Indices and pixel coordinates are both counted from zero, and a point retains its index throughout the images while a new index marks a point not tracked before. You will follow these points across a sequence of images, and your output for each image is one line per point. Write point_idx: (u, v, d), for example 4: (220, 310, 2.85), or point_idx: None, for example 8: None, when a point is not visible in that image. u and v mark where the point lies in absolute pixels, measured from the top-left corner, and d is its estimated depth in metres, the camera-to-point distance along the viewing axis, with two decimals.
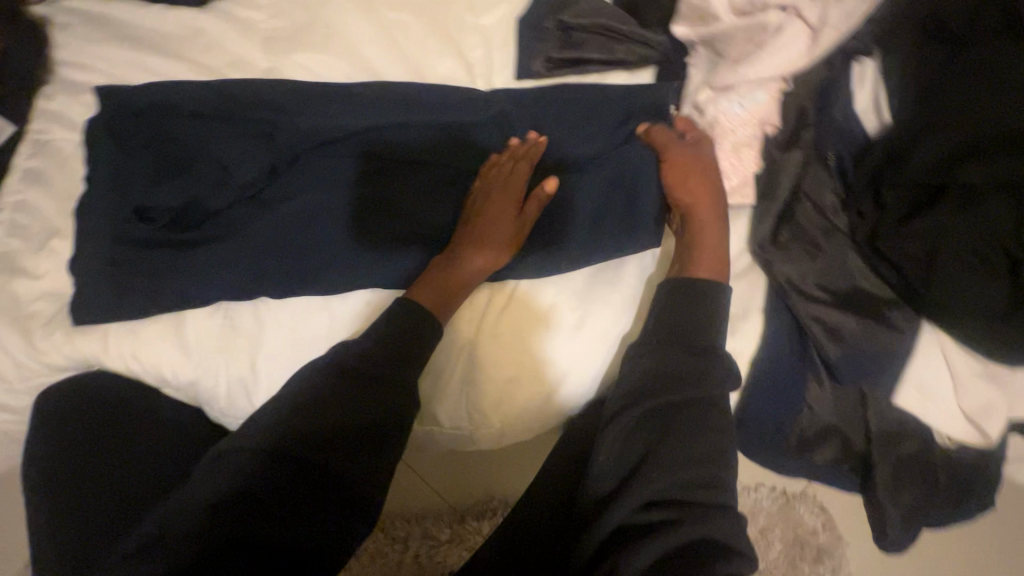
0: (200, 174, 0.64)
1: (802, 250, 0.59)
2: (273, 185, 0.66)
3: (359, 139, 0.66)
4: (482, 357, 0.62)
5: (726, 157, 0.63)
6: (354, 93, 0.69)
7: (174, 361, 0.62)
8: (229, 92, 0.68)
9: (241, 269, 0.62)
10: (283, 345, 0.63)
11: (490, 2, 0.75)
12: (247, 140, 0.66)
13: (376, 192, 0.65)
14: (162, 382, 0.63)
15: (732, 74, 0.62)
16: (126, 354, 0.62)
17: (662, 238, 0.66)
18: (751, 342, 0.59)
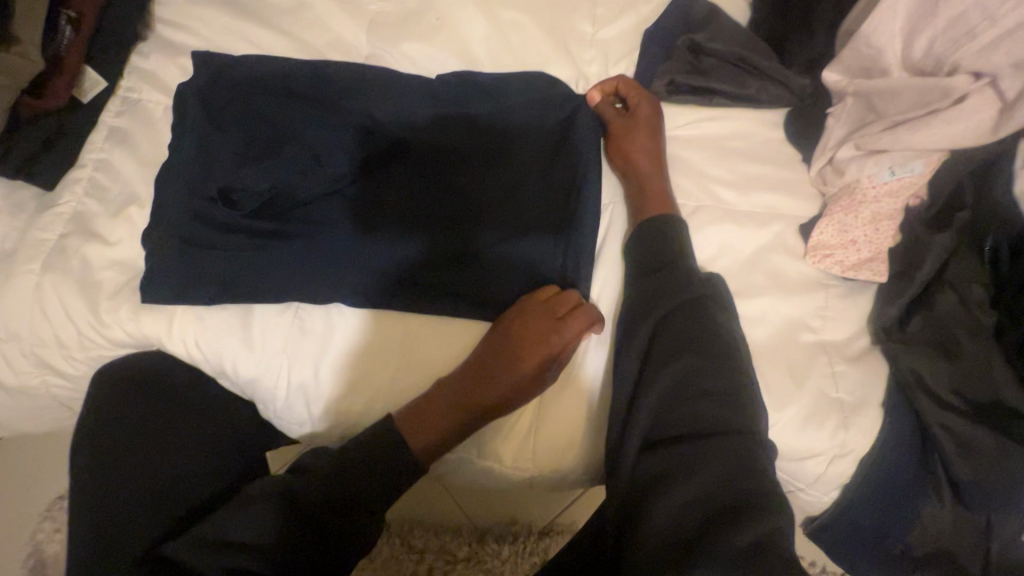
0: (282, 162, 0.60)
1: (930, 347, 0.53)
2: (350, 186, 0.62)
3: (442, 148, 0.62)
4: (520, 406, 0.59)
5: (863, 228, 0.57)
6: (442, 98, 0.64)
7: (234, 357, 0.58)
8: (320, 77, 0.65)
9: (317, 273, 0.58)
10: (352, 357, 0.58)
11: (614, 14, 0.69)
12: (334, 131, 0.62)
13: (455, 209, 0.60)
14: (218, 373, 0.60)
15: (886, 136, 0.53)
16: (187, 339, 0.58)
17: (781, 304, 0.58)
18: (866, 438, 0.52)
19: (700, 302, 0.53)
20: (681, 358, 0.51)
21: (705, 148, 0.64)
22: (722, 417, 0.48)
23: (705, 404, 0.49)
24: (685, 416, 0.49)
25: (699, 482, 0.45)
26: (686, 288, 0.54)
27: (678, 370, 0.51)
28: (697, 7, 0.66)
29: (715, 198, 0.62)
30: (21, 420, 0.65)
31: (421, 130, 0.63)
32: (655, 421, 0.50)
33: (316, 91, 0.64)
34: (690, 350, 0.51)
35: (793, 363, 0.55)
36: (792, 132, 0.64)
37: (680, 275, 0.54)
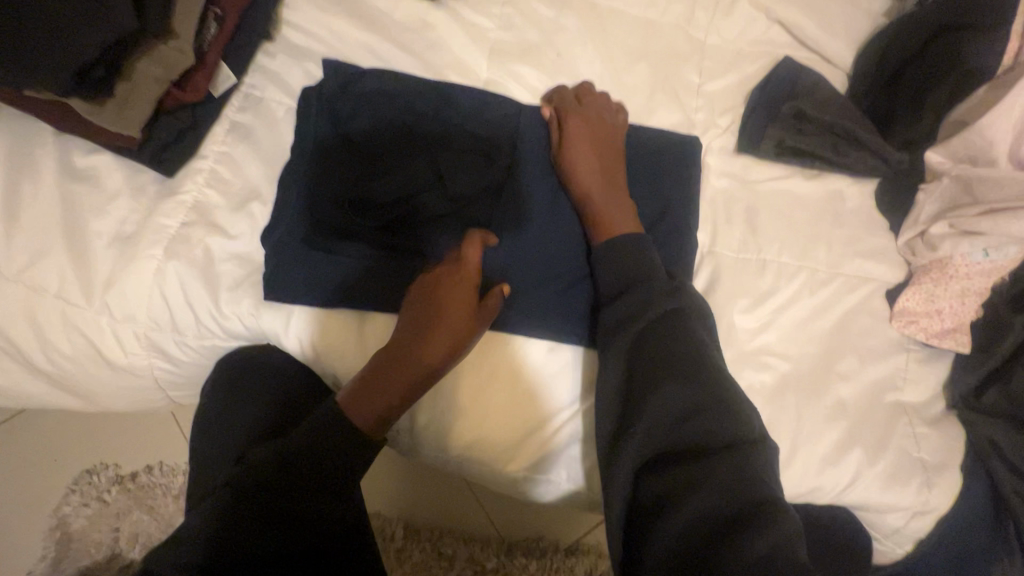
0: (401, 181, 0.63)
1: (1008, 419, 0.58)
2: (455, 208, 0.63)
3: (542, 181, 0.65)
4: (534, 420, 0.62)
5: (950, 299, 0.60)
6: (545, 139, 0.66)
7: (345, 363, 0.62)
8: (440, 98, 0.67)
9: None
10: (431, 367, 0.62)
11: (722, 69, 0.73)
12: (450, 156, 0.64)
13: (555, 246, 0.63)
14: (326, 372, 0.64)
15: (985, 221, 0.57)
16: (303, 338, 0.62)
17: (866, 362, 0.61)
18: (946, 498, 0.56)
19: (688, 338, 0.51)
20: (669, 382, 0.49)
21: (801, 207, 0.68)
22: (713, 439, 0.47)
23: (704, 420, 0.48)
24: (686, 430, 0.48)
25: (701, 491, 0.45)
26: (651, 302, 0.53)
27: (665, 398, 0.49)
28: (802, 77, 0.70)
29: (809, 256, 0.65)
30: (116, 396, 0.67)
31: (528, 164, 0.65)
32: (664, 436, 0.48)
33: (436, 113, 0.66)
34: (673, 375, 0.49)
35: (879, 421, 0.59)
36: (883, 203, 0.68)
37: (649, 295, 0.53)
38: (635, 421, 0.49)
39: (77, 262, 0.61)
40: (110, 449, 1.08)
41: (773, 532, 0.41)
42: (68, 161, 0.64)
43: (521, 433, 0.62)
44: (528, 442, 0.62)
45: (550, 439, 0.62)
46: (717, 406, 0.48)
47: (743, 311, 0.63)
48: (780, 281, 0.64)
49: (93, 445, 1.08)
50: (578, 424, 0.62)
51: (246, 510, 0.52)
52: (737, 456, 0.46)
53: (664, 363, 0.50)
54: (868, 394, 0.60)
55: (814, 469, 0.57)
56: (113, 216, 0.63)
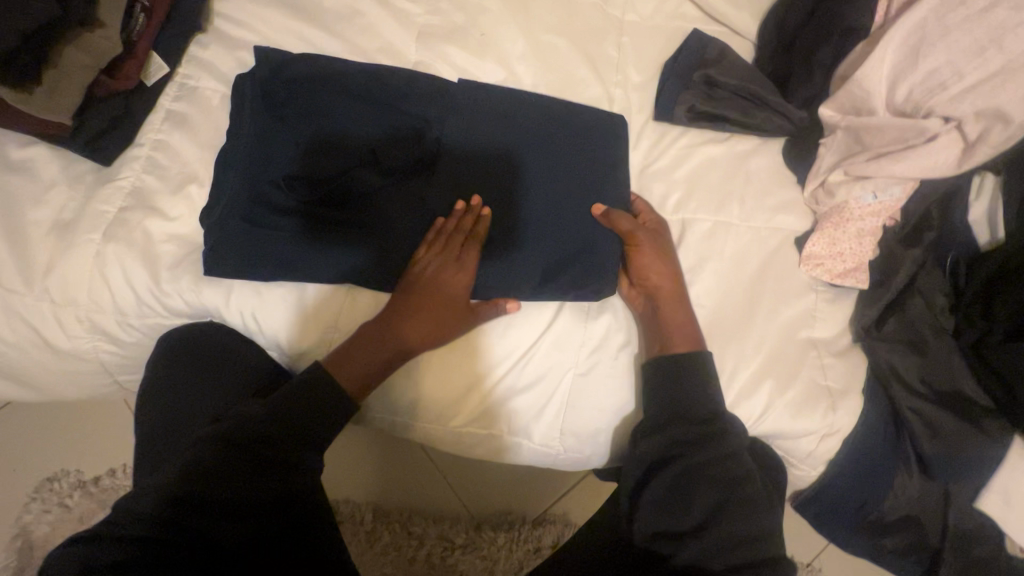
0: (360, 166, 0.65)
1: (904, 344, 0.63)
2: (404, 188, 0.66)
3: (485, 156, 0.67)
4: (473, 370, 0.65)
5: (849, 240, 0.65)
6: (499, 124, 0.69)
7: (308, 336, 0.64)
8: (395, 86, 0.68)
9: (369, 272, 0.63)
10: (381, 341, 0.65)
11: (639, 44, 0.78)
12: (403, 145, 0.66)
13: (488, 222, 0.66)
14: (272, 344, 0.66)
15: (871, 164, 0.62)
16: (246, 311, 0.64)
17: (778, 302, 0.66)
18: (851, 418, 0.61)
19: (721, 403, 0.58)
20: (702, 431, 0.57)
21: (717, 166, 0.72)
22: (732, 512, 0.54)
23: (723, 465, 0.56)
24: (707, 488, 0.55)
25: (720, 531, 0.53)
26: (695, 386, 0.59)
27: (693, 462, 0.56)
28: (711, 46, 0.75)
29: (723, 209, 0.70)
30: (63, 383, 0.69)
31: (476, 148, 0.67)
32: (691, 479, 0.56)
33: (389, 101, 0.68)
34: (701, 441, 0.57)
35: (791, 355, 0.63)
36: (790, 159, 0.73)
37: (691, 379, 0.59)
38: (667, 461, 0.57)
39: (15, 250, 0.62)
40: (73, 452, 1.08)
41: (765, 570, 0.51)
42: (3, 153, 0.65)
43: (466, 382, 0.65)
44: (473, 395, 0.65)
45: (492, 391, 0.65)
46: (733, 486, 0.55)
47: None
48: (697, 234, 0.68)
49: (54, 450, 1.07)
50: (522, 368, 0.65)
51: (223, 458, 0.54)
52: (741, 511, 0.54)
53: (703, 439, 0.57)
54: (781, 331, 0.65)
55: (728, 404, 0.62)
56: (51, 205, 0.64)
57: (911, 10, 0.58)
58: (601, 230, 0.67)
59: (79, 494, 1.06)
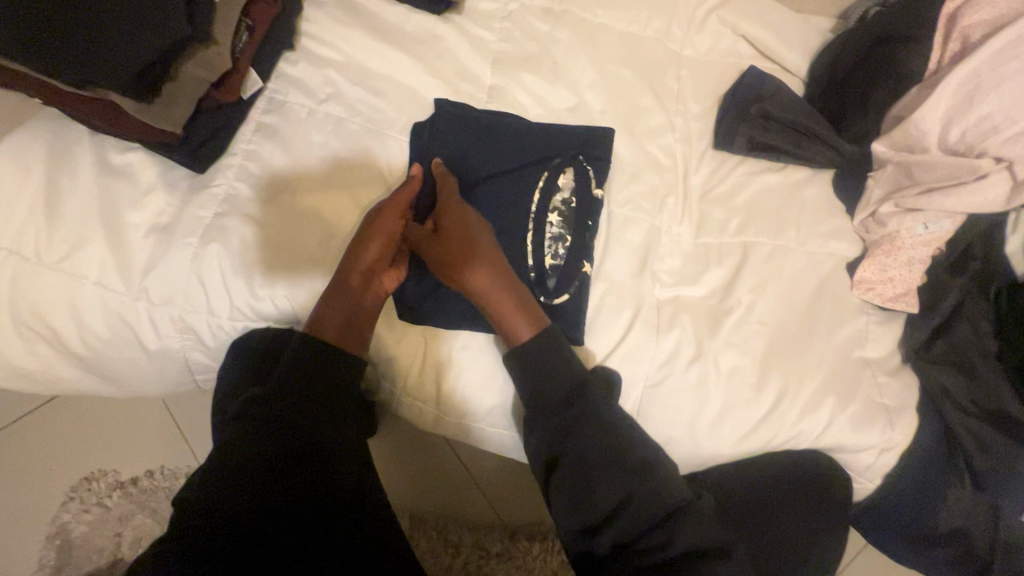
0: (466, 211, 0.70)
1: (953, 366, 0.67)
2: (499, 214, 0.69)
3: (545, 181, 0.71)
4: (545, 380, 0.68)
5: (900, 268, 0.70)
6: (562, 151, 0.73)
7: (425, 358, 0.68)
8: (487, 123, 0.73)
9: None
10: (476, 380, 0.67)
11: (697, 77, 0.83)
12: (503, 179, 0.70)
13: (579, 248, 0.70)
14: None
15: (924, 199, 0.67)
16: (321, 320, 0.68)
17: (834, 323, 0.70)
18: (906, 434, 0.65)
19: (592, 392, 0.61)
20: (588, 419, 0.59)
21: (774, 194, 0.77)
22: (625, 477, 0.57)
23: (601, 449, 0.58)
24: (595, 448, 0.58)
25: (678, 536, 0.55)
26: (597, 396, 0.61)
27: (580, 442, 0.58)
28: (766, 82, 0.80)
29: (781, 235, 0.74)
30: (147, 380, 0.71)
31: (569, 177, 0.72)
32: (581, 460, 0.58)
33: (492, 140, 0.72)
34: (569, 416, 0.60)
35: (849, 373, 0.67)
36: (839, 189, 0.78)
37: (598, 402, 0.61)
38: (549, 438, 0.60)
39: (114, 251, 0.65)
40: (110, 453, 1.08)
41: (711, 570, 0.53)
42: (103, 157, 0.67)
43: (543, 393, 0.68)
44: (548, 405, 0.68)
45: None
46: (621, 457, 0.58)
47: (720, 278, 0.72)
48: (757, 256, 0.72)
49: (91, 450, 1.08)
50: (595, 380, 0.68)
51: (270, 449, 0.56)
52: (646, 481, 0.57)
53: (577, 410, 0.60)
54: (838, 351, 0.68)
55: (792, 417, 0.65)
56: (148, 208, 0.67)
57: (966, 61, 0.64)
58: (688, 270, 0.72)
59: (115, 495, 1.06)
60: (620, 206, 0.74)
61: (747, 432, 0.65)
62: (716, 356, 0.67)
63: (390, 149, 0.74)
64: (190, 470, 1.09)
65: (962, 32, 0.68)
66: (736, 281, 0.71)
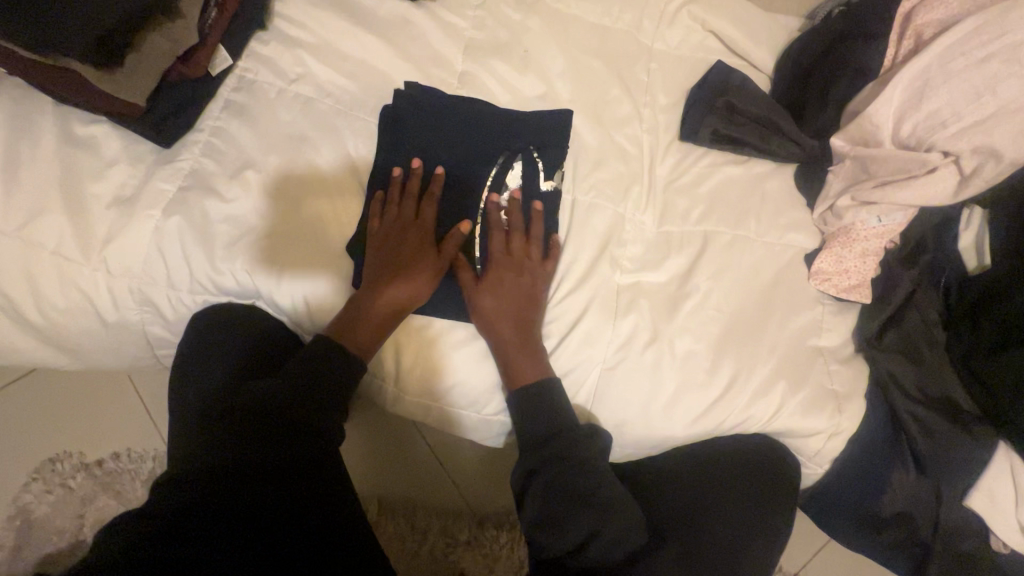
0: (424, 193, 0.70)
1: (902, 355, 0.69)
2: (456, 210, 0.71)
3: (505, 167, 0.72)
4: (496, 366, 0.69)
5: (855, 259, 0.72)
6: (511, 142, 0.74)
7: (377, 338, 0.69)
8: (445, 111, 0.73)
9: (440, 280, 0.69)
10: (429, 365, 0.69)
11: (666, 70, 0.85)
12: (463, 165, 0.72)
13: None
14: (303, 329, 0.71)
15: (878, 192, 0.69)
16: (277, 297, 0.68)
17: (790, 312, 0.72)
18: (855, 420, 0.67)
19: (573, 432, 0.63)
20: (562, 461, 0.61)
21: (736, 185, 0.78)
22: (595, 514, 0.59)
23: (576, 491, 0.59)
24: (578, 479, 0.60)
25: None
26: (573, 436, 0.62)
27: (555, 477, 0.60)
28: (733, 77, 0.82)
29: (742, 225, 0.76)
30: (108, 354, 0.71)
31: (517, 172, 0.73)
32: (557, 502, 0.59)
33: (447, 130, 0.73)
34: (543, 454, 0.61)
35: (801, 360, 0.68)
36: (801, 183, 0.79)
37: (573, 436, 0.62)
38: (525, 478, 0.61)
39: (74, 221, 0.64)
40: (76, 434, 1.07)
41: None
42: (67, 128, 0.67)
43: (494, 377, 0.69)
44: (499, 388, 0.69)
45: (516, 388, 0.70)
46: (599, 494, 0.60)
47: (680, 265, 0.73)
48: (717, 245, 0.74)
49: (57, 430, 1.07)
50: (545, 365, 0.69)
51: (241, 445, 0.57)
52: (616, 515, 0.59)
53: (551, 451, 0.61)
54: (793, 338, 0.70)
55: (743, 401, 0.67)
56: (110, 180, 0.67)
57: (917, 57, 0.66)
58: (649, 257, 0.73)
59: (80, 477, 1.05)
60: (584, 194, 0.75)
61: (699, 415, 0.67)
62: (672, 339, 0.68)
63: (358, 131, 0.74)
64: (157, 452, 1.08)
65: (915, 29, 0.69)
66: (695, 269, 0.72)
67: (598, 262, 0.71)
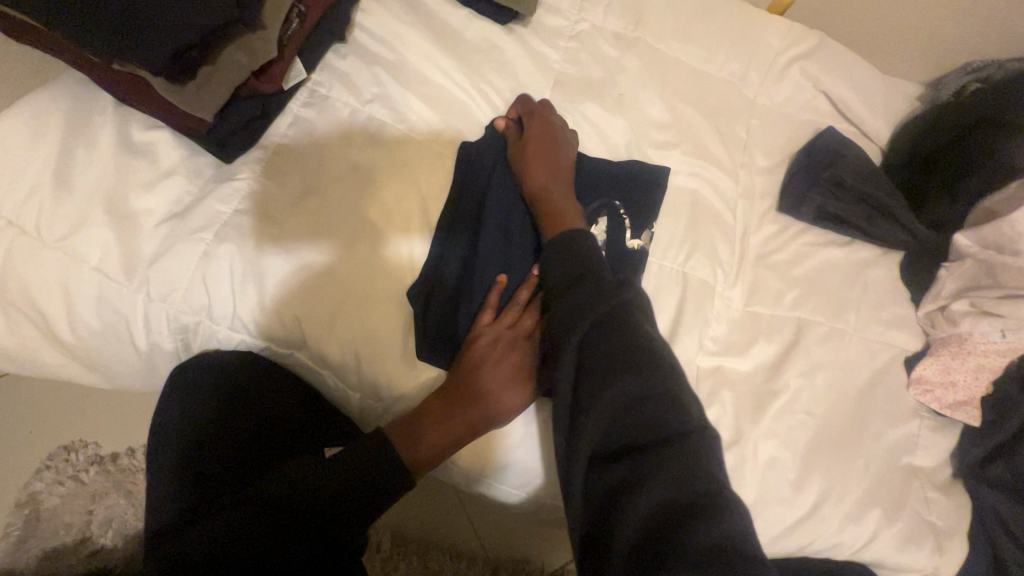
0: (496, 242, 0.64)
1: (1010, 491, 0.62)
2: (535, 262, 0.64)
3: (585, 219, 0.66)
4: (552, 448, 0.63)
5: (965, 373, 0.64)
6: (600, 197, 0.67)
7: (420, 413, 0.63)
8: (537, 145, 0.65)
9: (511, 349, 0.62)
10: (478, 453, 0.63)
11: (770, 129, 0.77)
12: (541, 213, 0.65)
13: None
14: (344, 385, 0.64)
15: (1006, 304, 0.62)
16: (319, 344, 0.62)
17: (888, 424, 0.64)
18: (954, 559, 0.60)
19: (613, 308, 0.50)
20: (604, 329, 0.49)
21: (836, 269, 0.71)
22: (648, 386, 0.47)
23: (626, 361, 0.47)
24: (627, 427, 0.46)
25: (686, 465, 0.44)
26: (604, 295, 0.50)
27: (603, 332, 0.49)
28: (844, 148, 0.74)
29: (841, 317, 0.68)
30: (138, 374, 0.66)
31: (602, 228, 0.66)
32: (612, 368, 0.47)
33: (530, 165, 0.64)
34: (585, 306, 0.50)
35: (897, 484, 0.61)
36: (909, 275, 0.71)
37: (601, 289, 0.51)
38: (573, 340, 0.49)
39: (121, 236, 0.59)
40: (93, 425, 1.04)
41: (723, 525, 0.42)
42: (124, 132, 0.62)
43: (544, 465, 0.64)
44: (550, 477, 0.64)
45: None
46: (647, 355, 0.48)
47: (768, 354, 0.66)
48: (810, 337, 0.67)
49: (74, 419, 1.03)
50: None
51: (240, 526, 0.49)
52: (668, 397, 0.47)
53: (587, 298, 0.50)
54: (889, 456, 0.62)
55: (831, 526, 0.59)
56: (164, 193, 0.62)
57: None
58: (733, 340, 0.66)
59: (92, 471, 1.02)
60: (669, 260, 0.68)
61: (780, 534, 0.59)
62: (756, 443, 0.61)
63: (432, 164, 0.68)
64: None
65: None
66: (786, 361, 0.65)
67: (680, 340, 0.64)
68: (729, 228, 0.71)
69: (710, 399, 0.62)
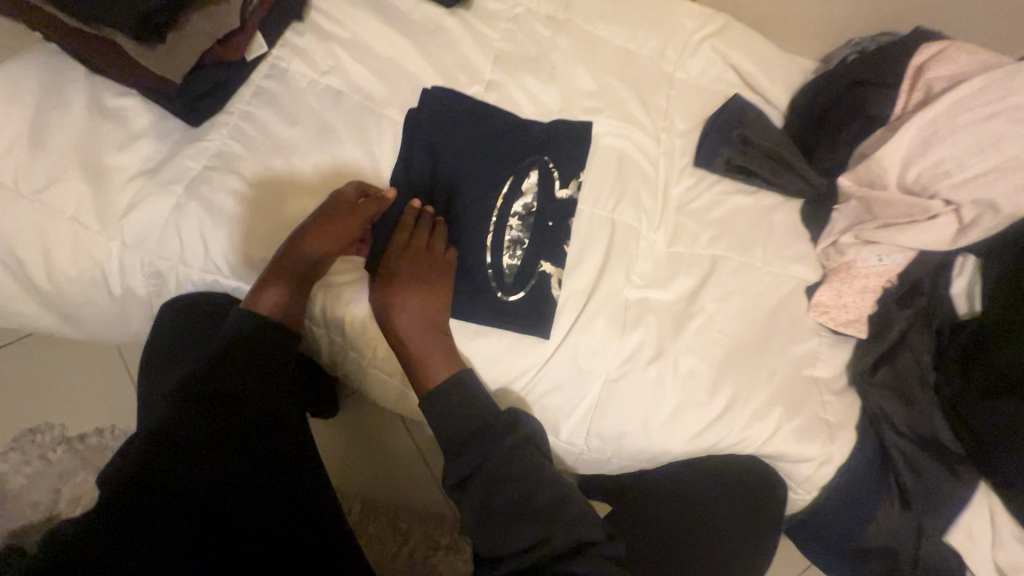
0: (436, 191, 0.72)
1: (894, 392, 0.72)
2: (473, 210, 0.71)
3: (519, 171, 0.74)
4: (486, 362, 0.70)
5: (853, 295, 0.74)
6: (528, 155, 0.75)
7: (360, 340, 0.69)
8: (473, 116, 0.75)
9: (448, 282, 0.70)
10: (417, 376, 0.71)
11: (686, 98, 0.88)
12: (482, 167, 0.73)
13: (536, 251, 0.72)
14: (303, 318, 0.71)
15: (880, 232, 0.72)
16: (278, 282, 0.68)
17: (791, 340, 0.74)
18: (844, 449, 0.70)
19: (502, 423, 0.63)
20: (476, 486, 0.61)
21: (745, 214, 0.81)
22: (527, 522, 0.58)
23: (507, 491, 0.60)
24: (524, 531, 0.58)
25: (567, 524, 0.58)
26: (490, 443, 0.62)
27: (485, 473, 0.61)
28: (749, 111, 0.85)
29: (750, 253, 0.78)
30: (113, 324, 0.71)
31: (534, 180, 0.74)
32: (492, 488, 0.60)
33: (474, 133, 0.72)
34: (476, 442, 0.62)
35: (798, 389, 0.71)
36: (808, 218, 0.82)
37: (479, 454, 0.62)
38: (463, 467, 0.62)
39: (95, 190, 0.65)
40: (61, 405, 1.06)
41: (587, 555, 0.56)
42: (97, 98, 0.68)
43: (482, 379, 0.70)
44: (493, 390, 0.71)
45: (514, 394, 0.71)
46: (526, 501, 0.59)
47: (687, 286, 0.75)
48: (724, 270, 0.76)
49: (41, 399, 1.05)
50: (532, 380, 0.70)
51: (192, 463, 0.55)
52: (550, 506, 0.59)
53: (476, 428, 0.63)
54: (791, 367, 0.72)
55: (740, 423, 0.69)
56: (136, 153, 0.67)
57: (925, 109, 0.70)
58: (657, 276, 0.75)
59: (60, 450, 1.03)
60: (600, 207, 0.76)
61: (697, 432, 0.69)
62: (676, 358, 0.70)
63: (384, 127, 0.75)
64: None
65: (926, 84, 0.74)
66: (703, 290, 0.74)
67: (609, 274, 0.73)
68: (652, 182, 0.81)
69: (635, 323, 0.71)
